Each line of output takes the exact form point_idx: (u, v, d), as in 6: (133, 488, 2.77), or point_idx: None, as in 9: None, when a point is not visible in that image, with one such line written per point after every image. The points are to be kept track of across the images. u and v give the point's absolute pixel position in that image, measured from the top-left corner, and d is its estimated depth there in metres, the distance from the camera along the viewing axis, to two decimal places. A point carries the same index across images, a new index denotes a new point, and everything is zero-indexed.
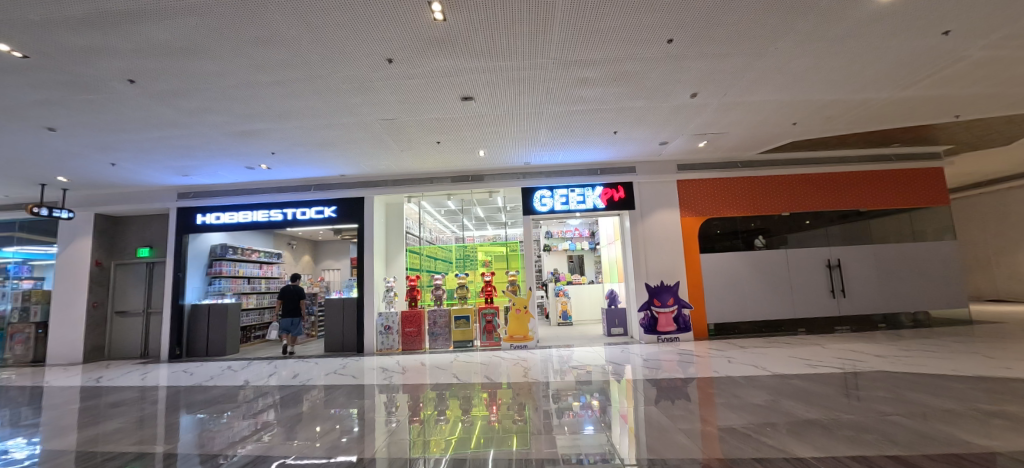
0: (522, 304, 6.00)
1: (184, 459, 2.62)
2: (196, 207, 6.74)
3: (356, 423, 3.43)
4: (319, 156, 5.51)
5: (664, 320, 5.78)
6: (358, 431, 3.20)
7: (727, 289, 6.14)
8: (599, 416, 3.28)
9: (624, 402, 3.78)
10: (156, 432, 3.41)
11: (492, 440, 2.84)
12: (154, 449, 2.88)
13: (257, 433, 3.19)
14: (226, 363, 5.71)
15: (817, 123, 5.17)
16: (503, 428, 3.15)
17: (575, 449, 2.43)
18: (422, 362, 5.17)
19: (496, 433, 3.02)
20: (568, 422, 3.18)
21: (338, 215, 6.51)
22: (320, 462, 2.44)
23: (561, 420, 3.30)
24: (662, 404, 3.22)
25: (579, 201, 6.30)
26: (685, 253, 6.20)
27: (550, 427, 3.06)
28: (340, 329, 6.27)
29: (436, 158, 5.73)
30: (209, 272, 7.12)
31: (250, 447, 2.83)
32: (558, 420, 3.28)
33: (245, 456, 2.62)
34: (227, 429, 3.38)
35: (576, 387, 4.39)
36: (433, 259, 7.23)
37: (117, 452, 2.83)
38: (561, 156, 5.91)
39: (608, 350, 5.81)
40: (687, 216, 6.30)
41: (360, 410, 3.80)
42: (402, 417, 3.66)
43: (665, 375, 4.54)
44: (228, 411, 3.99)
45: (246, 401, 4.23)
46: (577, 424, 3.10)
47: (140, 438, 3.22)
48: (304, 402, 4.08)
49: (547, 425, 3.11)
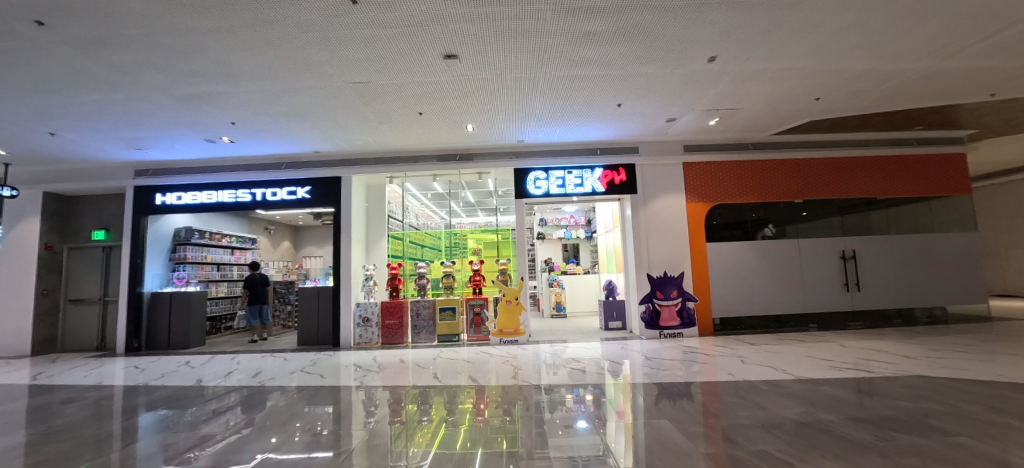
0: (513, 296, 5.45)
1: (147, 456, 2.29)
2: (156, 185, 6.10)
3: (325, 423, 2.98)
4: (287, 130, 4.90)
5: (667, 314, 5.27)
6: (325, 431, 2.79)
7: (735, 280, 5.69)
8: (594, 411, 3.01)
9: (620, 396, 3.50)
10: (116, 428, 2.99)
11: (477, 436, 2.54)
12: (87, 450, 2.44)
13: (217, 434, 2.79)
14: (185, 358, 5.05)
15: (842, 98, 4.69)
16: (487, 426, 2.79)
17: (567, 448, 2.19)
18: (402, 359, 4.63)
19: (484, 431, 2.69)
20: (560, 416, 2.94)
21: (313, 196, 5.91)
22: (297, 458, 2.15)
23: (553, 414, 3.01)
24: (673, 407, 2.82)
25: (576, 184, 5.76)
26: (690, 242, 5.70)
27: (538, 423, 2.76)
28: (314, 322, 5.74)
29: (418, 133, 5.15)
30: (173, 258, 6.51)
31: (221, 445, 2.50)
32: (549, 415, 3.00)
33: (207, 456, 2.27)
34: (180, 427, 2.96)
35: (568, 382, 4.07)
36: (418, 246, 6.54)
37: (44, 452, 2.41)
38: (557, 133, 5.37)
39: (606, 346, 5.34)
40: (694, 202, 5.80)
41: (330, 409, 3.34)
42: (383, 415, 3.19)
43: (671, 375, 4.12)
44: (186, 407, 3.59)
45: (215, 398, 3.79)
46: (570, 419, 2.85)
47: (98, 435, 2.81)
48: (267, 401, 3.59)
49: (536, 420, 2.85)
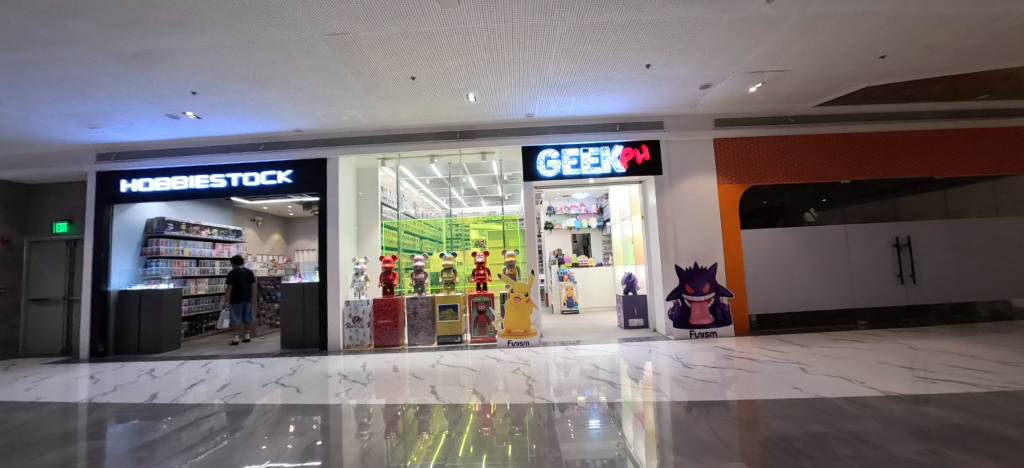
0: (523, 291, 4.75)
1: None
2: (120, 171, 5.41)
3: (306, 436, 2.45)
4: (258, 101, 4.20)
5: (699, 311, 4.59)
6: (302, 447, 2.24)
7: (774, 272, 5.02)
8: (609, 410, 2.92)
9: (640, 397, 3.28)
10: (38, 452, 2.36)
11: (491, 456, 1.98)
12: None
13: (182, 449, 2.32)
14: (150, 365, 4.43)
15: (912, 56, 3.95)
16: (500, 438, 2.28)
17: (580, 450, 2.08)
18: (395, 367, 3.98)
19: (500, 445, 2.16)
20: (569, 414, 2.79)
21: (294, 180, 5.20)
22: None
23: (565, 412, 2.83)
24: (740, 432, 2.16)
25: (593, 164, 5.06)
26: (724, 230, 5.00)
27: (552, 437, 2.31)
28: (300, 322, 5.12)
29: (411, 105, 4.45)
30: (145, 252, 5.89)
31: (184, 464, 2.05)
32: (559, 412, 2.82)
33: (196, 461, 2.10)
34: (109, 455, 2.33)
35: (579, 382, 3.70)
36: (416, 238, 5.87)
37: None
38: (570, 105, 4.67)
39: (628, 349, 4.68)
40: (727, 184, 5.08)
41: (309, 421, 2.77)
42: (378, 427, 2.62)
43: (710, 382, 3.50)
44: (138, 417, 3.02)
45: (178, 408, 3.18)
46: (581, 417, 2.74)
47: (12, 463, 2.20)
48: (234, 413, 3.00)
49: (542, 422, 2.58)
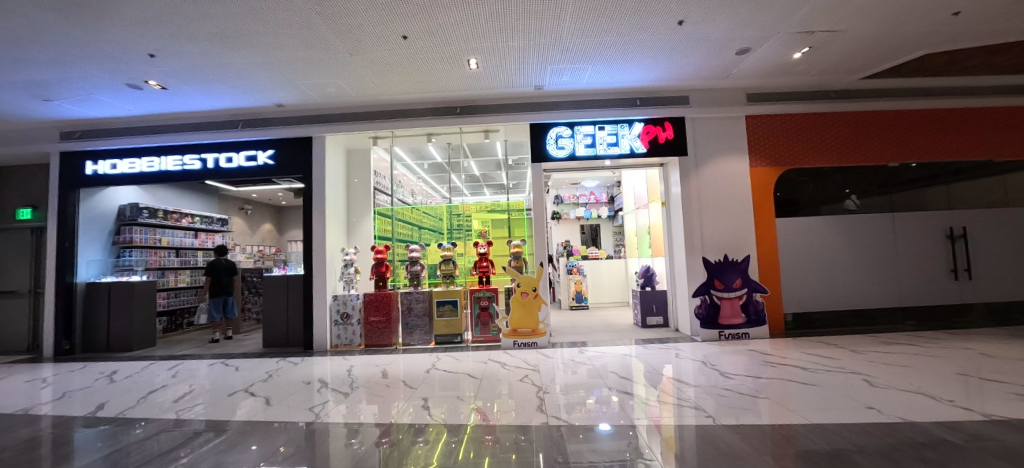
0: (530, 286, 4.14)
1: None
2: (85, 151, 4.84)
3: (283, 444, 2.05)
4: (226, 68, 3.61)
5: (729, 309, 4.09)
6: (270, 467, 1.76)
7: (810, 266, 4.50)
8: (620, 412, 2.62)
9: (654, 396, 3.01)
10: None
11: (494, 460, 1.71)
12: None
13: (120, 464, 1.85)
14: (113, 367, 3.95)
15: (992, 13, 3.33)
16: (506, 450, 1.85)
17: (588, 447, 1.89)
18: (384, 372, 3.49)
19: (504, 458, 1.75)
20: (577, 416, 2.51)
21: (276, 162, 4.67)
22: None
23: (571, 414, 2.58)
24: (838, 466, 1.61)
25: (610, 143, 4.50)
26: (758, 218, 4.44)
27: (561, 442, 1.95)
28: (284, 318, 4.65)
29: (405, 73, 3.86)
30: (117, 241, 5.42)
31: None
32: (565, 414, 2.56)
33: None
34: None
35: (586, 382, 3.33)
36: (412, 228, 5.23)
37: None
38: (585, 76, 4.10)
39: (645, 350, 4.18)
40: (761, 167, 4.51)
41: (280, 428, 2.31)
42: (371, 436, 2.16)
43: (749, 390, 3.00)
44: (77, 426, 2.54)
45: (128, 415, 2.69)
46: (589, 419, 2.46)
47: None
48: (190, 420, 2.51)
49: (547, 432, 2.18)
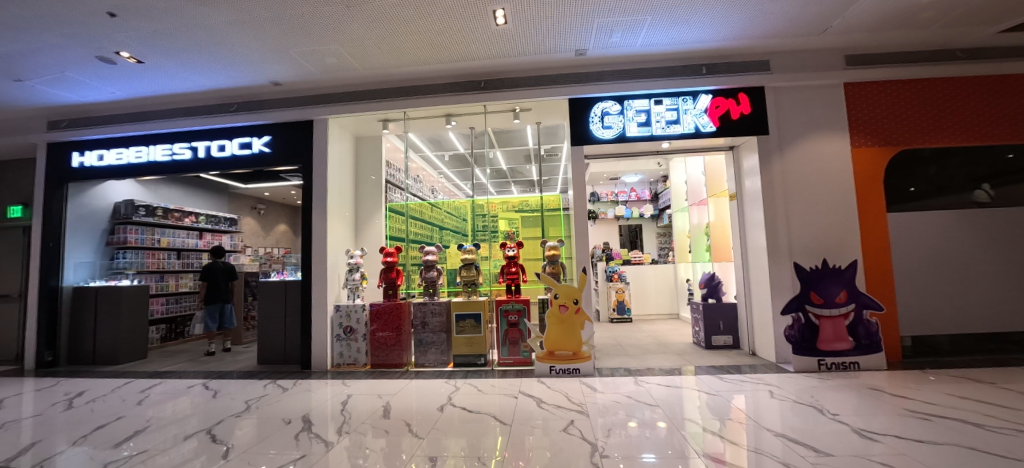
0: (570, 298, 3.32)
1: None
2: (72, 141, 4.41)
3: None
4: (202, 32, 2.99)
5: (830, 332, 3.16)
6: None
7: (932, 276, 3.49)
8: (666, 436, 2.18)
9: (709, 422, 2.44)
10: None
11: None
12: None
13: None
14: (83, 387, 3.42)
15: None
16: None
17: None
18: (386, 406, 2.77)
19: None
20: (615, 442, 2.08)
21: (272, 149, 4.07)
22: None
23: (610, 438, 2.16)
24: None
25: (668, 120, 3.65)
26: (862, 212, 3.46)
27: None
28: (282, 330, 4.04)
29: (416, 35, 3.14)
30: (111, 242, 5.00)
31: None
32: (602, 441, 2.11)
33: None
34: None
35: (625, 403, 2.75)
36: (428, 227, 4.53)
37: None
38: (640, 36, 3.27)
39: (711, 377, 3.33)
40: (867, 147, 3.53)
41: None
42: None
43: (871, 429, 2.26)
44: None
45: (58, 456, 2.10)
46: (631, 447, 2.02)
47: None
48: None
49: None
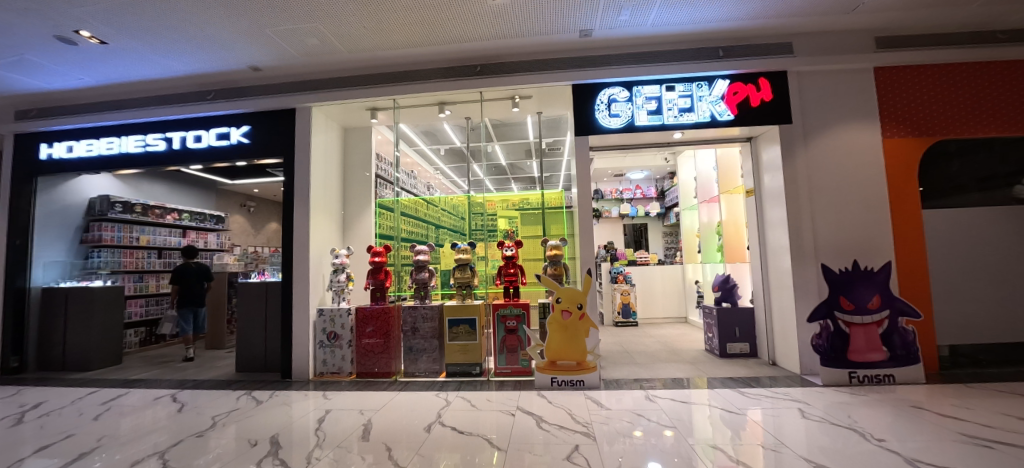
0: (574, 302, 3.02)
1: None
2: (42, 132, 4.13)
3: None
4: (166, 9, 2.70)
5: (861, 341, 2.85)
6: None
7: (970, 279, 3.17)
8: (672, 443, 2.00)
9: (719, 431, 2.23)
10: None
11: None
12: None
13: None
14: (40, 398, 3.13)
15: None
16: None
17: None
18: (368, 424, 2.48)
19: None
20: (618, 452, 1.90)
21: (252, 140, 3.78)
22: None
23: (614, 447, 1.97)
24: None
25: (681, 108, 3.34)
26: (894, 209, 3.15)
27: None
28: (262, 335, 3.75)
29: (404, 12, 2.83)
30: (85, 240, 4.69)
31: None
32: (603, 452, 1.91)
33: None
34: None
35: (631, 413, 2.51)
36: (421, 225, 4.20)
37: None
38: (652, 14, 2.96)
39: (727, 390, 3.02)
40: (898, 137, 3.22)
41: None
42: None
43: (919, 454, 1.97)
44: None
45: None
46: (634, 456, 1.85)
47: None
48: None
49: None
